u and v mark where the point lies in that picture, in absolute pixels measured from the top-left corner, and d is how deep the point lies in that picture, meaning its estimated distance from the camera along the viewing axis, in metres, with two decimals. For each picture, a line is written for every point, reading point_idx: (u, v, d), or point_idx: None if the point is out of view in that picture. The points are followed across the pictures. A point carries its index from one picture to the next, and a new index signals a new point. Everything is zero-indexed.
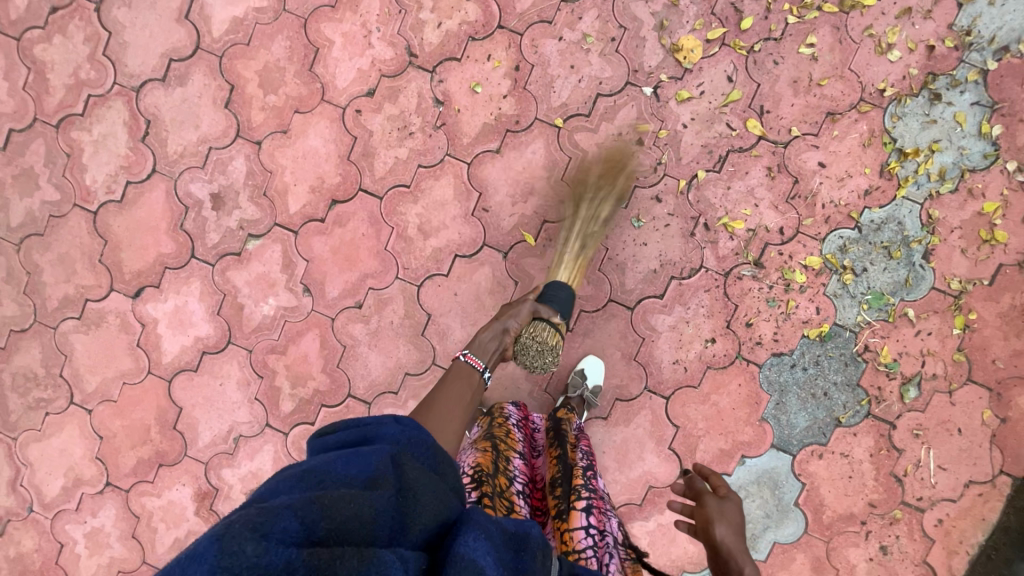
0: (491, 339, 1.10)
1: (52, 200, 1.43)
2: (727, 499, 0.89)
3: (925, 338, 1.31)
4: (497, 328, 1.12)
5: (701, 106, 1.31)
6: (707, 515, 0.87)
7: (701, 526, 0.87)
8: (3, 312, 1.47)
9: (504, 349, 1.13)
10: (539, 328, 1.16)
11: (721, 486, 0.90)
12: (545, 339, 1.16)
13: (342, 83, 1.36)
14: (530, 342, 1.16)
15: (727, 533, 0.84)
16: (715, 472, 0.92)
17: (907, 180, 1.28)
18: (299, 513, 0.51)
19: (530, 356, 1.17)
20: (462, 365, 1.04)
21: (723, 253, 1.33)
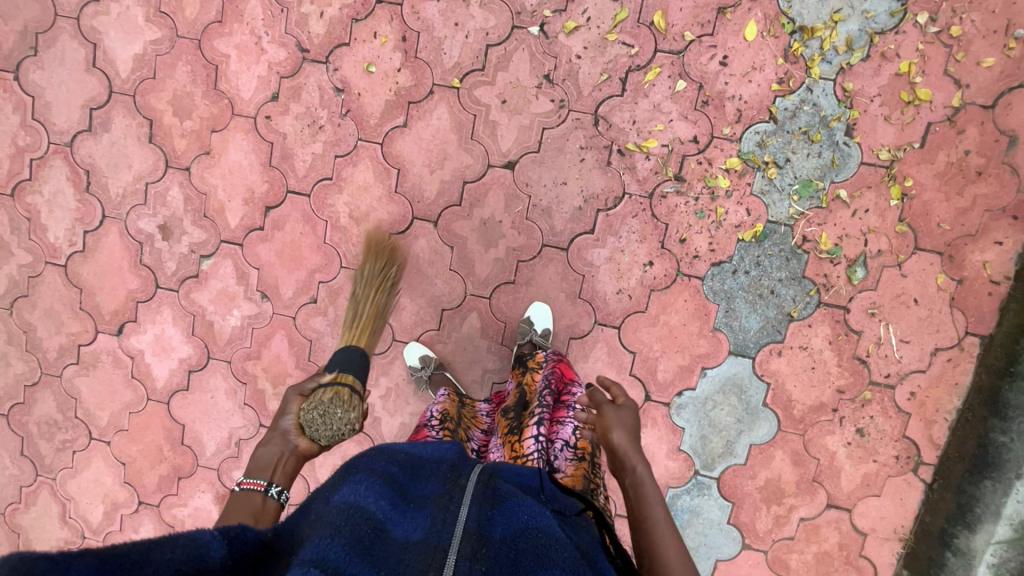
0: (272, 451, 0.89)
1: (26, 263, 1.56)
2: (622, 408, 0.93)
3: (863, 217, 1.28)
4: (276, 436, 0.92)
5: (591, 33, 1.29)
6: (606, 423, 0.89)
7: (600, 434, 0.89)
8: (14, 371, 1.62)
9: (294, 450, 0.91)
10: (315, 396, 0.94)
11: (619, 398, 0.95)
12: (325, 404, 0.93)
13: (247, 94, 1.41)
14: (311, 420, 0.92)
15: (623, 435, 0.87)
16: (614, 384, 0.97)
17: (815, 59, 1.23)
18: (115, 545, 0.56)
19: (324, 429, 0.92)
20: (239, 493, 0.83)
21: (643, 175, 1.33)
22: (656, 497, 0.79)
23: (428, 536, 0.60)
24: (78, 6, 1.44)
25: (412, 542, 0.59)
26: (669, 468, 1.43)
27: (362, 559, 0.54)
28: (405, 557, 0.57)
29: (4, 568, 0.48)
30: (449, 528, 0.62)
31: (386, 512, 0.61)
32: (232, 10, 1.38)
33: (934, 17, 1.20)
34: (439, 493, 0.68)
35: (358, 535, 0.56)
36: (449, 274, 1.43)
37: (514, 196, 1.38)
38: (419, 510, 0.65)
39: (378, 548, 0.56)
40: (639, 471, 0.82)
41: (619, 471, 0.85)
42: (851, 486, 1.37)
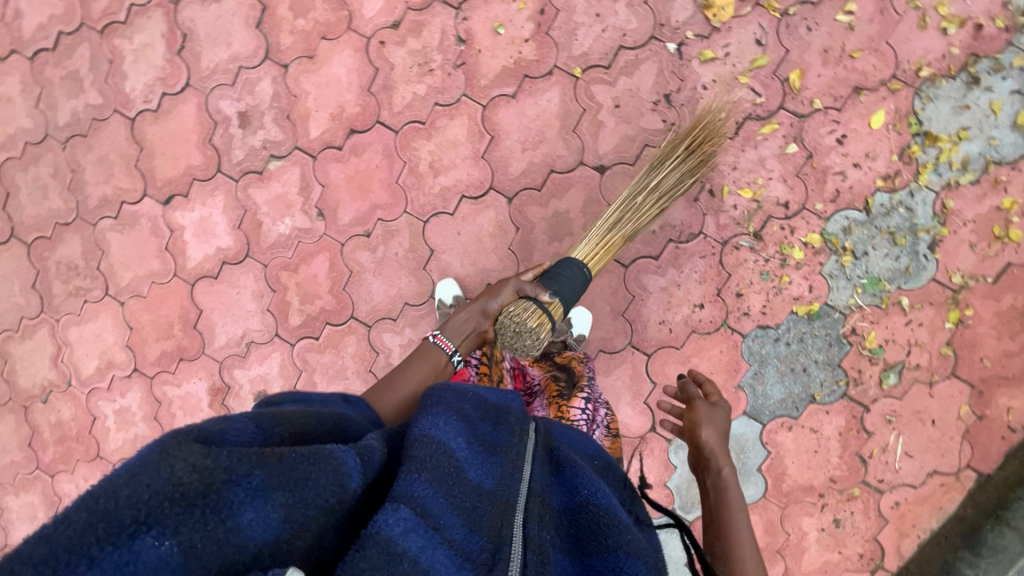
0: (465, 321, 1.03)
1: (95, 104, 1.53)
2: (716, 407, 0.99)
3: (915, 329, 1.31)
4: (476, 309, 1.05)
5: (724, 68, 1.28)
6: (697, 418, 0.96)
7: (689, 426, 0.97)
8: (49, 205, 1.60)
9: (482, 333, 1.05)
10: (523, 307, 1.04)
11: (713, 396, 1.01)
12: (525, 319, 1.03)
13: (369, 13, 1.38)
14: (510, 323, 1.03)
15: (712, 434, 0.94)
16: (710, 382, 1.04)
17: (927, 167, 1.24)
18: (255, 421, 0.54)
19: (510, 338, 1.03)
20: (429, 345, 0.98)
21: (724, 221, 1.33)
22: (739, 501, 0.87)
23: (498, 489, 0.64)
24: None
25: (485, 490, 0.63)
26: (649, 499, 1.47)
27: (440, 500, 0.58)
28: (478, 505, 0.61)
29: (180, 466, 0.44)
30: (516, 483, 0.66)
31: (464, 452, 0.64)
32: None
33: None
34: (507, 444, 0.69)
35: (438, 474, 0.59)
36: (506, 253, 1.43)
37: (594, 199, 1.37)
38: (489, 457, 0.67)
39: (454, 489, 0.60)
40: (725, 472, 0.90)
41: (702, 467, 0.93)
42: (810, 568, 1.43)
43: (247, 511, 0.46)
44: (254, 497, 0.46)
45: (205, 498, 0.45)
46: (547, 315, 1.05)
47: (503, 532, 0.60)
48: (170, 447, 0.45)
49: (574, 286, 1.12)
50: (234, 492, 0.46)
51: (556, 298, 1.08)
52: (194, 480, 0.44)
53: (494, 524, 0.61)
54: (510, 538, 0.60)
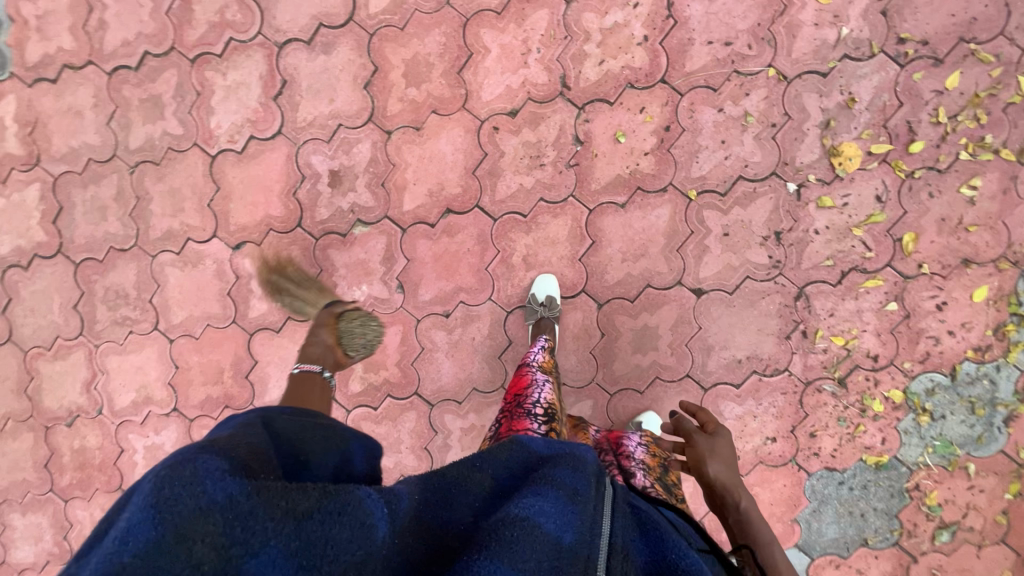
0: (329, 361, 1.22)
1: (173, 133, 1.44)
2: (716, 436, 0.97)
3: (975, 493, 1.34)
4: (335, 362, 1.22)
5: (839, 217, 1.28)
6: (699, 454, 0.95)
7: (694, 463, 0.95)
8: (106, 228, 1.50)
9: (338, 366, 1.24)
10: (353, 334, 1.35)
11: (710, 424, 1.00)
12: (367, 335, 1.39)
13: (487, 96, 1.33)
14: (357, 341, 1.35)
15: (719, 467, 0.92)
16: (705, 411, 1.02)
17: (1018, 346, 1.27)
18: (225, 459, 0.53)
19: (364, 368, 1.26)
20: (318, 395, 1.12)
21: (811, 363, 1.34)
22: (769, 534, 0.84)
23: (577, 546, 0.56)
24: None
25: (564, 546, 0.55)
26: None
27: (511, 567, 0.50)
28: (553, 574, 0.52)
29: (198, 548, 0.45)
30: (596, 540, 0.59)
31: (533, 510, 0.57)
32: (516, 11, 1.29)
33: None
34: (586, 496, 0.63)
35: (502, 543, 0.52)
36: (587, 355, 1.40)
37: (685, 320, 1.37)
38: (572, 503, 0.61)
39: (520, 546, 0.52)
40: (743, 505, 0.87)
41: (721, 504, 0.90)
42: None
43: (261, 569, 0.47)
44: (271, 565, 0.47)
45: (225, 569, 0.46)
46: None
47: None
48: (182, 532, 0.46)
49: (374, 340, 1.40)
50: (253, 564, 0.47)
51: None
52: (214, 563, 0.45)
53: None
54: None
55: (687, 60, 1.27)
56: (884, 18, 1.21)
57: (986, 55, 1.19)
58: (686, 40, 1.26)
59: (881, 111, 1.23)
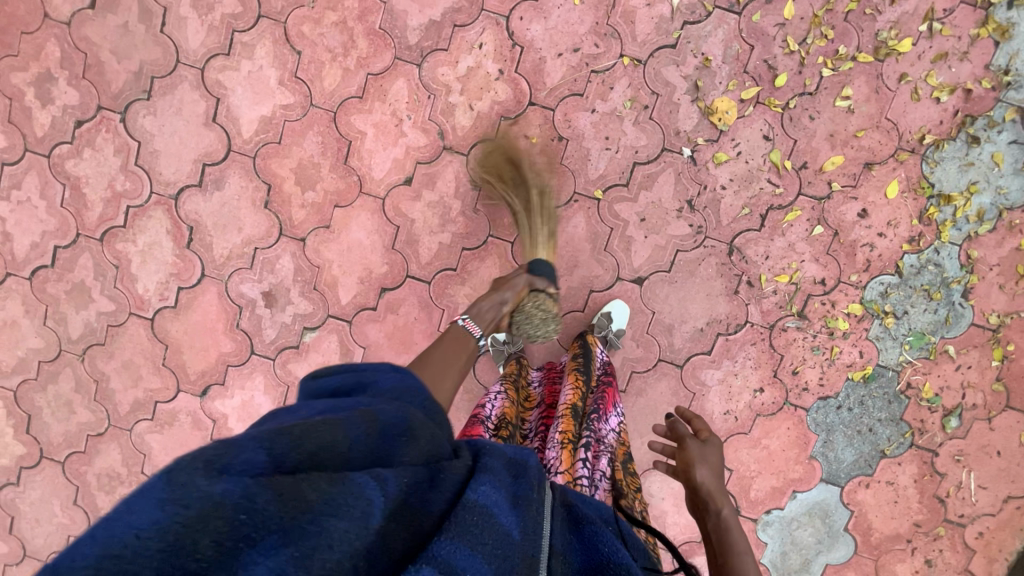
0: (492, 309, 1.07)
1: (108, 311, 1.47)
2: (708, 443, 0.91)
3: (965, 371, 1.36)
4: (495, 298, 1.09)
5: (740, 166, 1.32)
6: (688, 456, 0.88)
7: (682, 467, 0.88)
8: (78, 419, 1.53)
9: (502, 319, 1.10)
10: (539, 298, 1.18)
11: (704, 431, 0.94)
12: (546, 308, 1.19)
13: (379, 174, 1.36)
14: (532, 310, 1.18)
15: (708, 475, 0.85)
16: (699, 418, 0.96)
17: (947, 224, 1.30)
18: (266, 447, 0.49)
19: (531, 324, 1.20)
20: (459, 330, 0.99)
21: (767, 307, 1.37)
22: (745, 543, 0.76)
23: (525, 541, 0.58)
24: (204, 56, 1.34)
25: (511, 541, 0.57)
26: None
27: (470, 548, 0.53)
28: (509, 555, 0.56)
29: (201, 541, 0.42)
30: (539, 539, 0.60)
31: (487, 499, 0.57)
32: (376, 88, 1.33)
33: None
34: (527, 497, 0.61)
35: (465, 527, 0.54)
36: None
37: (637, 310, 1.39)
38: (512, 507, 0.59)
39: (475, 534, 0.54)
40: (725, 515, 0.80)
41: (701, 512, 0.83)
42: None
43: (262, 568, 0.44)
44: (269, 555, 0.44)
45: (224, 563, 0.43)
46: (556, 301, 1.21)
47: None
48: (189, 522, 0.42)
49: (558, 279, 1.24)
50: (252, 557, 0.44)
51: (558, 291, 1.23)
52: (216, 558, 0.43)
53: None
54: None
55: (546, 77, 1.30)
56: None
57: None
58: (539, 59, 1.30)
59: (737, 60, 1.28)
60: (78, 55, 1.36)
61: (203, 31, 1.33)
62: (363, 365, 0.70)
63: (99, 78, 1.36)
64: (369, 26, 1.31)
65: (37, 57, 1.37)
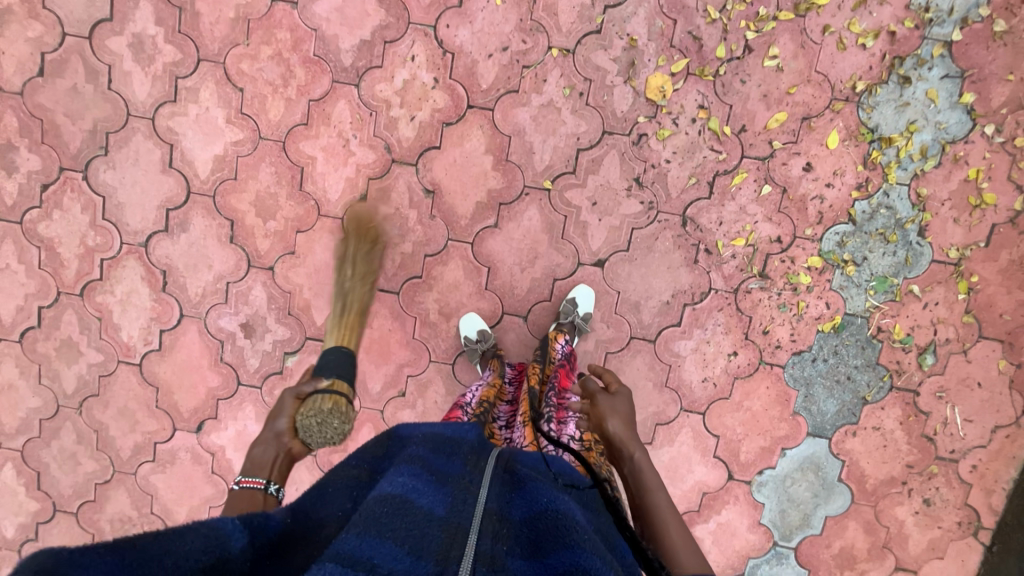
0: (263, 450, 0.97)
1: (97, 362, 1.52)
2: (616, 395, 1.08)
3: (933, 308, 1.37)
4: (267, 436, 0.99)
5: (681, 138, 1.34)
6: (601, 412, 1.03)
7: (597, 423, 1.02)
8: (84, 470, 1.58)
9: (289, 451, 0.99)
10: (310, 402, 1.03)
11: (612, 385, 1.10)
12: (320, 408, 1.01)
13: (334, 195, 1.40)
14: (308, 420, 1.00)
15: (618, 425, 1.00)
16: (607, 374, 1.12)
17: (892, 166, 1.31)
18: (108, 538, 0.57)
19: (317, 434, 1.00)
20: (238, 493, 0.90)
21: (728, 272, 1.38)
22: (655, 481, 0.92)
23: (450, 515, 0.69)
24: (152, 106, 1.39)
25: (434, 514, 0.68)
26: (749, 540, 1.51)
27: (379, 536, 0.62)
28: (429, 532, 0.65)
29: (39, 566, 0.50)
30: (469, 509, 0.71)
31: (410, 485, 0.72)
32: (319, 113, 1.37)
33: (999, 128, 1.29)
34: (460, 475, 0.79)
35: (373, 522, 0.64)
36: None
37: (602, 292, 1.42)
38: (442, 486, 0.75)
39: (387, 518, 0.65)
40: (636, 456, 0.95)
41: (617, 459, 0.98)
42: (918, 550, 1.48)
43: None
44: (120, 569, 0.53)
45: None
46: (339, 394, 1.06)
47: (452, 553, 0.63)
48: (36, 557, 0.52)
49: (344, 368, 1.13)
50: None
51: (337, 379, 1.10)
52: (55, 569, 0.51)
53: (441, 550, 0.63)
54: (460, 555, 0.63)
55: (480, 79, 1.34)
56: None
57: None
58: (471, 63, 1.33)
59: (663, 36, 1.30)
60: (35, 122, 1.41)
61: (149, 82, 1.38)
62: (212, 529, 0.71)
63: (57, 140, 1.42)
64: (304, 55, 1.34)
65: None
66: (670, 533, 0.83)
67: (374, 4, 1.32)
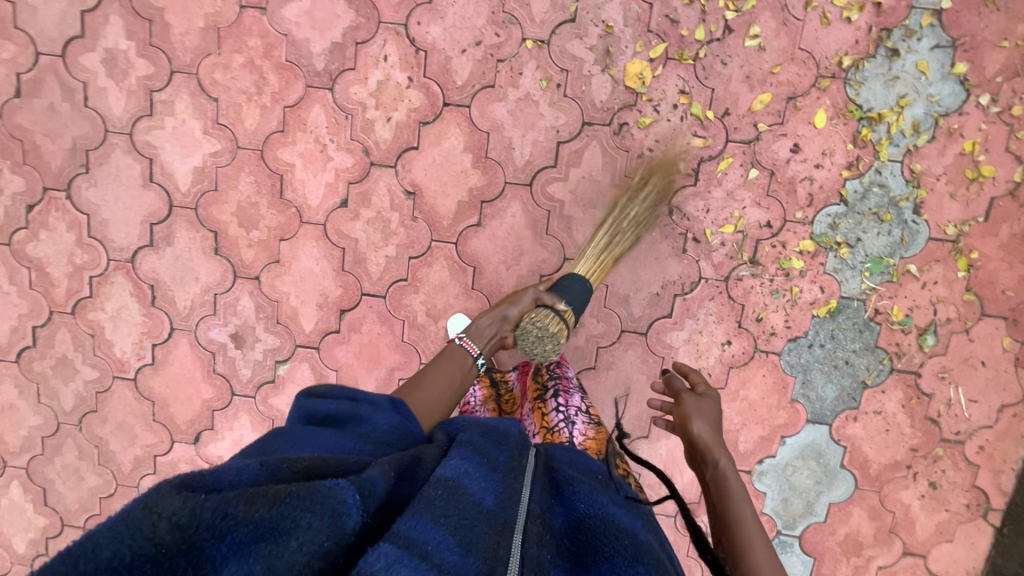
0: (489, 324, 1.11)
1: (93, 378, 1.53)
2: (703, 397, 0.99)
3: (932, 288, 1.33)
4: (496, 314, 1.13)
5: (663, 125, 1.30)
6: (685, 412, 0.95)
7: (680, 421, 0.95)
8: (87, 485, 1.60)
9: (502, 336, 1.13)
10: (542, 313, 1.13)
11: (699, 386, 1.01)
12: (546, 326, 1.12)
13: (315, 202, 1.39)
14: (534, 328, 1.12)
15: (704, 427, 0.92)
16: (695, 372, 1.03)
17: (883, 143, 1.27)
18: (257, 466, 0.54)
19: (530, 342, 1.13)
20: (456, 348, 1.04)
21: (718, 260, 1.35)
22: (743, 491, 0.85)
23: (497, 508, 0.63)
24: (130, 121, 1.38)
25: (484, 507, 0.61)
26: None
27: (433, 519, 0.56)
28: (478, 528, 0.59)
29: (159, 524, 0.45)
30: (516, 506, 0.65)
31: (460, 471, 0.64)
32: (295, 119, 1.35)
33: (995, 98, 1.24)
34: (507, 465, 0.70)
35: (429, 501, 0.58)
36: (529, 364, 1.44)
37: None
38: (492, 475, 0.67)
39: (443, 502, 0.59)
40: (722, 464, 0.88)
41: (698, 462, 0.91)
42: (926, 534, 1.45)
43: (231, 566, 0.47)
44: (237, 550, 0.47)
45: (190, 556, 0.46)
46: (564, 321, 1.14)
47: (500, 554, 0.57)
48: (155, 504, 0.46)
49: (582, 295, 1.20)
50: (217, 549, 0.47)
51: (570, 307, 1.16)
52: (178, 540, 0.45)
53: (489, 549, 0.57)
54: (507, 558, 0.57)
55: (454, 76, 1.31)
56: None
57: None
58: (444, 60, 1.31)
59: (639, 21, 1.26)
60: (16, 143, 1.42)
61: (125, 96, 1.37)
62: (364, 396, 0.75)
63: (39, 160, 1.42)
64: (276, 61, 1.33)
65: None
66: (756, 552, 0.78)
67: (343, 5, 1.29)
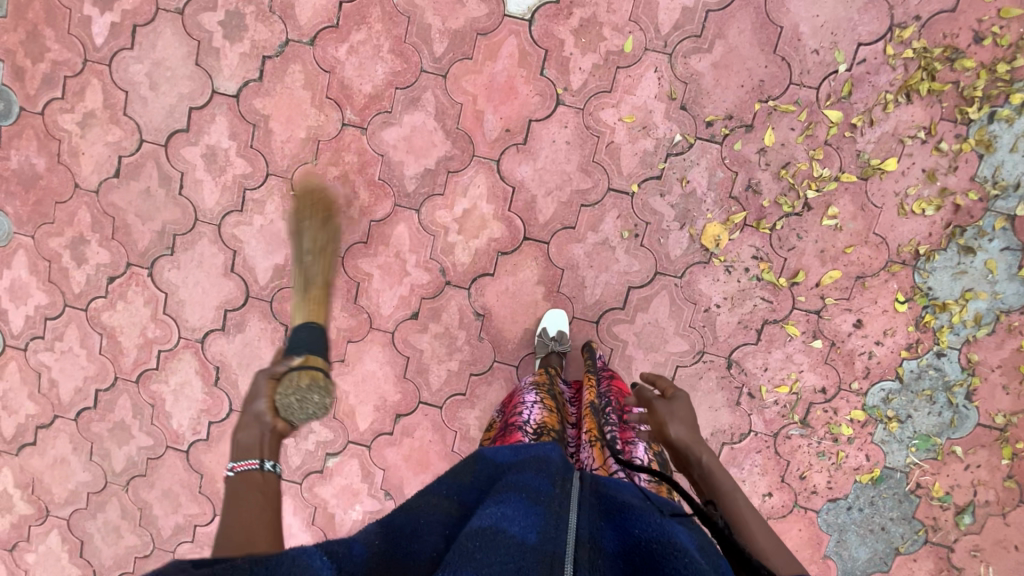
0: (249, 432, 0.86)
1: (147, 445, 1.58)
2: (675, 400, 0.99)
3: (974, 470, 1.37)
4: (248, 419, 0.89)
5: (732, 285, 1.35)
6: (660, 418, 0.95)
7: (657, 430, 0.95)
8: (125, 543, 1.62)
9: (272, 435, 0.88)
10: (287, 378, 0.97)
11: (669, 391, 1.01)
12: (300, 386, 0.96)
13: (387, 310, 1.44)
14: (287, 399, 0.93)
15: (681, 429, 0.92)
16: (665, 381, 1.05)
17: (944, 330, 1.31)
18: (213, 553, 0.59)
19: (298, 412, 0.94)
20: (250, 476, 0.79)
21: (769, 416, 1.40)
22: (728, 482, 0.84)
23: (543, 543, 0.61)
24: (220, 213, 1.44)
25: (528, 544, 0.60)
26: None
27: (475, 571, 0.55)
28: (524, 563, 0.58)
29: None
30: (562, 535, 0.63)
31: (499, 513, 0.65)
32: (378, 234, 1.41)
33: None
34: (549, 496, 0.70)
35: (467, 555, 0.58)
36: None
37: None
38: (533, 508, 0.67)
39: (482, 551, 0.58)
40: (704, 460, 0.87)
41: (685, 465, 0.90)
42: None
43: None
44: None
45: None
46: (314, 367, 1.02)
47: None
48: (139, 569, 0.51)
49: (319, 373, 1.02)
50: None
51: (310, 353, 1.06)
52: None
53: None
54: None
55: (538, 213, 1.37)
56: (686, 111, 1.31)
57: (786, 107, 1.28)
58: (530, 197, 1.37)
59: (722, 186, 1.32)
60: (108, 219, 1.48)
61: (218, 191, 1.44)
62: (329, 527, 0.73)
63: (127, 238, 1.48)
64: (370, 178, 1.39)
65: (71, 223, 1.49)
66: (758, 536, 0.75)
67: (441, 135, 1.37)
